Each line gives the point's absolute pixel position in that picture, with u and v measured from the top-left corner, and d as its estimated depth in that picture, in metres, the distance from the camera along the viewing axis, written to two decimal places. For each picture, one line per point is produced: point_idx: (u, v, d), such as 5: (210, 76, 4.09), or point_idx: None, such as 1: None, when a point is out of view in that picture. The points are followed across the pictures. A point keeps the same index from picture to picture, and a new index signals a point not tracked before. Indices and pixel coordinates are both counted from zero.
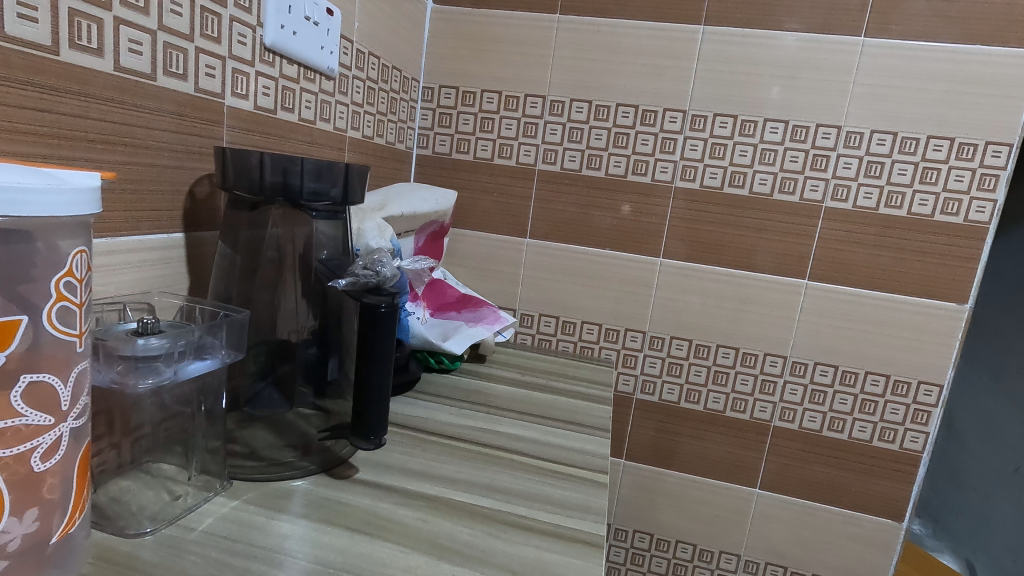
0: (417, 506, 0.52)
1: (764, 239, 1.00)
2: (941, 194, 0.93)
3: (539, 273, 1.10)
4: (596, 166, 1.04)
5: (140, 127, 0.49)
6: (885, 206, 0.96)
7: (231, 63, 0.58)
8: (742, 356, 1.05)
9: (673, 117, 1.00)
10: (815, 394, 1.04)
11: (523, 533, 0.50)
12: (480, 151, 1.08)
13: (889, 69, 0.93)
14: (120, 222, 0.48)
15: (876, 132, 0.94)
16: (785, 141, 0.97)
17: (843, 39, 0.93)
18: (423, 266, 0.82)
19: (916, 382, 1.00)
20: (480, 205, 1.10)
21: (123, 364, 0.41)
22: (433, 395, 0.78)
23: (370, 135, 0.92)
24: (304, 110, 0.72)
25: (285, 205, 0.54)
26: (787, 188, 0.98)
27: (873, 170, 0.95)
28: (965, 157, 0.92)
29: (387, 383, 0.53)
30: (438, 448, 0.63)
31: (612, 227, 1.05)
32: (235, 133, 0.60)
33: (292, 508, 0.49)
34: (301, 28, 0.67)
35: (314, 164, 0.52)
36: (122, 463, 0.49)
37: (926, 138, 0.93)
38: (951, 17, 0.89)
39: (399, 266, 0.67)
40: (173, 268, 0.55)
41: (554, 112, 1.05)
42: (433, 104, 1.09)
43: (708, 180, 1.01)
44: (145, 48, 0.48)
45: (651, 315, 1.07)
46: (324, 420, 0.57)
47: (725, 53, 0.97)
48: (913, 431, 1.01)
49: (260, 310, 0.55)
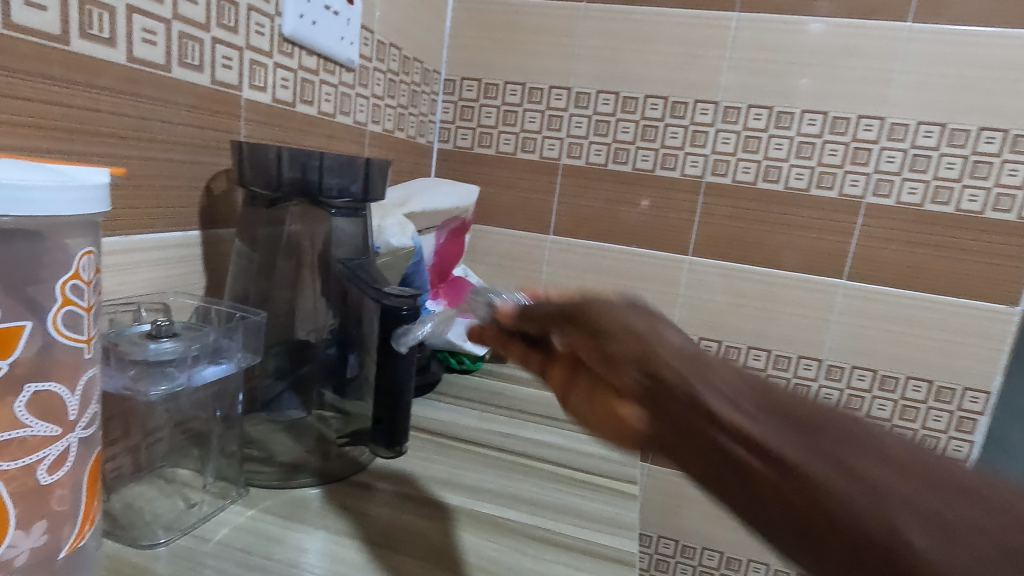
0: (439, 518, 0.50)
1: (799, 236, 0.95)
2: (992, 189, 0.88)
3: (561, 271, 1.07)
4: (623, 160, 1.00)
5: (153, 120, 0.47)
6: (930, 202, 0.90)
7: (249, 54, 0.56)
8: (775, 359, 1.00)
9: (704, 108, 0.96)
10: (852, 399, 0.99)
11: (551, 549, 0.47)
12: (503, 144, 1.05)
13: (939, 56, 0.87)
14: (133, 219, 0.46)
15: (923, 123, 0.89)
16: (824, 133, 0.92)
17: (889, 25, 0.88)
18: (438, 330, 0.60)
19: (961, 389, 0.94)
20: (503, 201, 1.07)
21: (135, 369, 0.39)
22: (454, 397, 0.76)
23: (391, 129, 0.90)
24: (324, 103, 0.70)
25: (304, 202, 0.51)
26: (825, 183, 0.93)
27: (918, 164, 0.90)
28: (1020, 150, 0.86)
29: (409, 387, 0.52)
30: (460, 455, 0.61)
31: (639, 223, 1.01)
32: (253, 127, 0.58)
33: (310, 519, 0.47)
34: (320, 17, 0.65)
35: (335, 159, 0.49)
36: (138, 468, 0.48)
37: (976, 130, 0.87)
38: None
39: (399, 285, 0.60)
40: (190, 266, 0.53)
41: (579, 104, 1.01)
42: (455, 97, 1.07)
43: (741, 174, 0.96)
44: (160, 38, 0.46)
45: (679, 315, 1.03)
46: (343, 423, 0.55)
47: (761, 41, 0.92)
48: (958, 440, 0.97)
49: (278, 310, 0.53)
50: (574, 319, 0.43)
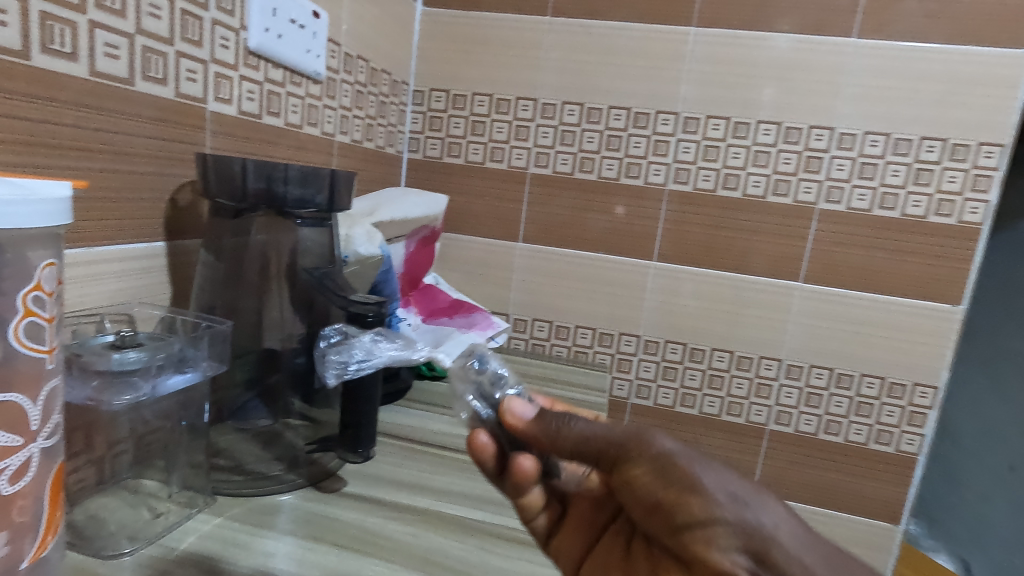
0: (407, 520, 0.51)
1: (758, 240, 0.99)
2: (935, 195, 0.93)
3: (531, 277, 1.09)
4: (589, 169, 1.03)
5: (117, 133, 0.47)
6: (879, 207, 0.95)
7: (213, 67, 0.57)
8: (737, 360, 1.04)
9: (666, 119, 1.00)
10: (811, 396, 1.02)
11: (515, 546, 0.49)
12: (472, 154, 1.07)
13: (882, 70, 0.92)
14: (96, 231, 0.46)
15: (870, 133, 0.94)
16: (778, 142, 0.97)
17: (836, 40, 0.92)
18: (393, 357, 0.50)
19: (911, 384, 0.99)
20: (472, 209, 1.09)
21: (99, 380, 0.39)
22: (424, 403, 0.77)
23: (359, 139, 0.91)
24: (291, 115, 0.71)
25: (269, 212, 0.52)
26: (780, 190, 0.97)
27: (866, 171, 0.95)
28: (958, 157, 0.92)
29: (376, 394, 0.52)
30: (428, 459, 0.62)
31: (606, 230, 1.04)
32: (218, 139, 0.59)
33: (278, 525, 0.48)
34: (285, 31, 0.66)
35: (299, 170, 0.50)
36: (101, 480, 0.47)
37: (919, 139, 0.92)
38: (944, 16, 0.89)
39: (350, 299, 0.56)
40: (154, 278, 0.53)
41: (546, 115, 1.04)
42: (424, 107, 1.08)
43: (701, 182, 1.00)
44: (122, 52, 0.46)
45: (646, 318, 1.06)
46: (312, 429, 0.56)
47: (718, 54, 0.96)
48: (910, 433, 1.00)
49: (245, 319, 0.54)
50: (650, 472, 0.39)
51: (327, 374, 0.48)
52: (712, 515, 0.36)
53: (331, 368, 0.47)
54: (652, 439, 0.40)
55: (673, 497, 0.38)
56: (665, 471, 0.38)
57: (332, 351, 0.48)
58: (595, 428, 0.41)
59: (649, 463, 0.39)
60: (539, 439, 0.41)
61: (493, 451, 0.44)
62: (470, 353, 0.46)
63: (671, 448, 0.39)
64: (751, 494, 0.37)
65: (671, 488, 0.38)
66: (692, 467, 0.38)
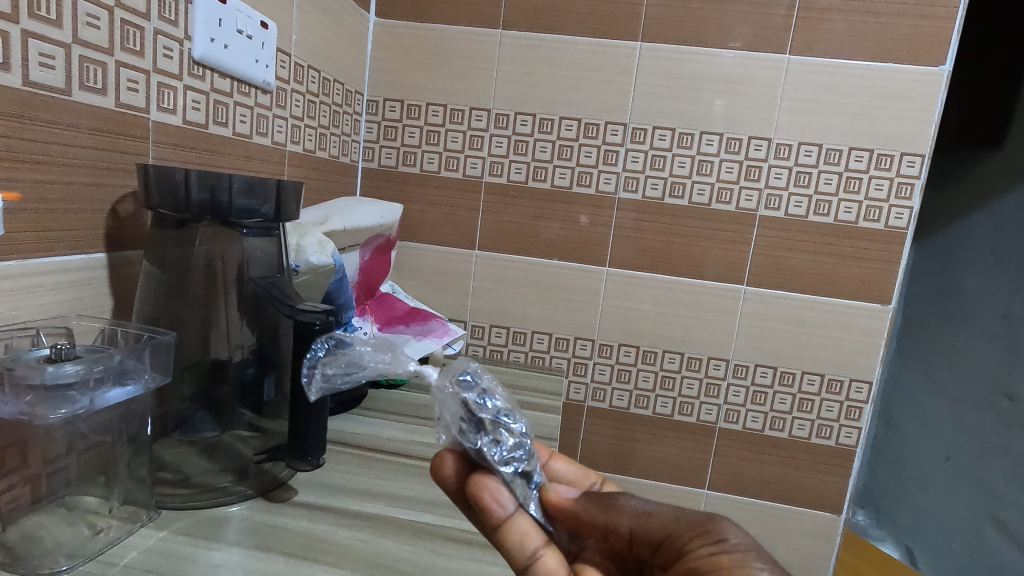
0: (357, 527, 0.51)
1: (705, 246, 1.04)
2: (864, 202, 0.99)
3: (488, 284, 1.10)
4: (542, 178, 1.06)
5: (53, 143, 0.46)
6: (814, 213, 1.00)
7: (156, 77, 0.57)
8: (688, 361, 1.08)
9: (615, 129, 1.03)
10: (757, 394, 1.07)
11: (464, 547, 0.50)
12: (427, 163, 1.08)
13: (813, 85, 0.98)
14: (31, 243, 0.46)
15: (803, 144, 0.99)
16: (720, 152, 1.01)
17: (770, 56, 0.98)
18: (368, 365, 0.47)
19: (848, 380, 1.04)
20: (428, 218, 1.10)
21: (33, 395, 0.38)
22: (380, 411, 0.78)
23: (312, 148, 0.91)
24: (239, 124, 0.71)
25: (214, 224, 0.52)
26: (723, 198, 1.02)
27: (802, 180, 1.00)
28: (884, 167, 0.98)
29: (325, 402, 0.54)
30: (381, 466, 0.63)
31: (559, 238, 1.07)
32: (162, 149, 0.58)
33: (225, 536, 0.48)
34: (232, 41, 0.66)
35: (244, 181, 0.51)
36: (36, 498, 0.45)
37: (847, 149, 0.99)
38: (867, 35, 0.95)
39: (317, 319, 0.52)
40: (95, 290, 0.53)
41: (499, 125, 1.06)
42: (378, 117, 1.09)
43: (650, 191, 1.04)
44: (58, 62, 0.46)
45: (600, 323, 1.09)
46: (262, 440, 0.56)
47: (662, 68, 1.01)
48: (848, 427, 1.06)
49: (190, 331, 0.53)
50: (703, 566, 0.38)
51: (311, 388, 0.46)
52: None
53: (319, 378, 0.46)
54: (716, 534, 0.39)
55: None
56: (717, 570, 0.37)
57: (322, 363, 0.47)
58: (654, 514, 0.41)
59: (704, 558, 0.38)
60: (588, 514, 0.42)
61: (498, 492, 0.41)
62: (457, 376, 0.43)
63: (738, 547, 0.38)
64: None
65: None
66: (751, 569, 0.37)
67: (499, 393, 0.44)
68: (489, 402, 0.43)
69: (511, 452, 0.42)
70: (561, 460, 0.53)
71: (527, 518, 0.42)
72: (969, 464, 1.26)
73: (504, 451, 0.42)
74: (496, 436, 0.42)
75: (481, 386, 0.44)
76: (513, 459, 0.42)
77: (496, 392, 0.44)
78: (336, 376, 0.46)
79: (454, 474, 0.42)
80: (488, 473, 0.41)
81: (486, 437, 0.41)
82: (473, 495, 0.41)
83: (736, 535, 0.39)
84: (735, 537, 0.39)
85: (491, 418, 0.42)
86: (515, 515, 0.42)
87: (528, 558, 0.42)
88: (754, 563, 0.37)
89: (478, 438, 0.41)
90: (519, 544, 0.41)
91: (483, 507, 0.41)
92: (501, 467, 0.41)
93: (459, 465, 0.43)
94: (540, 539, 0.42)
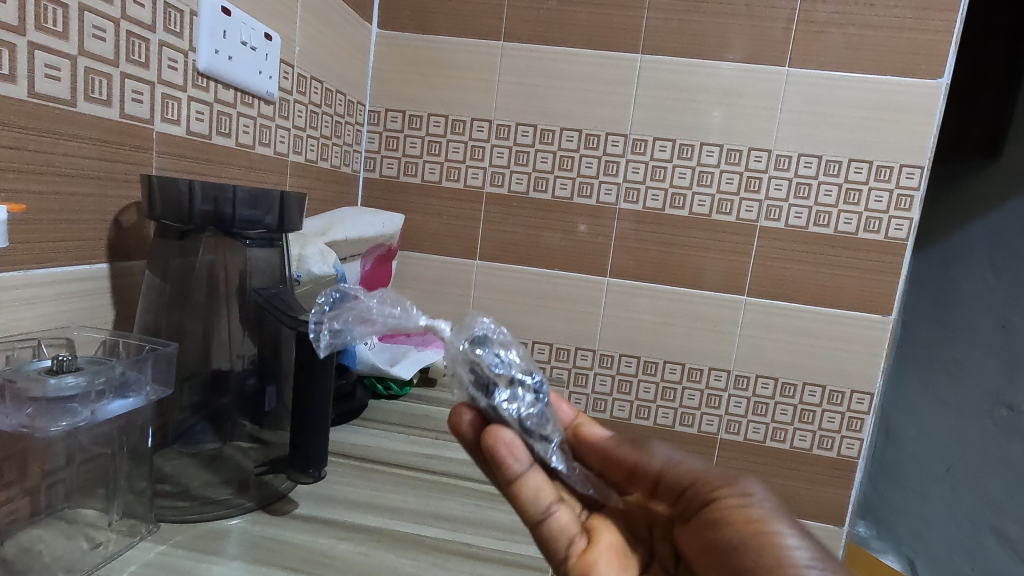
0: (359, 540, 0.51)
1: (706, 256, 1.04)
2: (864, 213, 0.99)
3: (488, 294, 1.10)
4: (543, 189, 1.06)
5: (57, 154, 0.47)
6: (814, 224, 1.01)
7: (160, 88, 0.57)
8: (689, 371, 1.07)
9: (615, 140, 1.04)
10: (758, 405, 1.07)
11: (467, 561, 0.50)
12: (428, 173, 1.09)
13: (812, 97, 0.98)
14: (34, 253, 0.46)
15: (803, 155, 1.00)
16: (721, 163, 1.02)
17: (770, 68, 0.99)
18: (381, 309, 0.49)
19: (850, 391, 1.04)
20: (429, 228, 1.10)
21: (34, 407, 0.38)
22: (380, 422, 0.77)
23: (314, 159, 0.91)
24: (242, 135, 0.71)
25: (217, 233, 0.52)
26: (724, 209, 1.02)
27: (801, 191, 1.01)
28: (883, 178, 0.99)
29: (327, 414, 0.53)
30: (382, 478, 0.63)
31: (560, 248, 1.07)
32: (165, 160, 0.59)
33: (226, 550, 0.48)
34: (236, 52, 0.67)
35: (247, 192, 0.51)
36: (35, 511, 0.45)
37: (847, 161, 0.99)
38: (866, 48, 0.96)
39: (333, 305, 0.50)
40: (97, 301, 0.52)
41: (500, 136, 1.06)
42: (380, 128, 1.09)
43: (650, 202, 1.04)
44: (64, 73, 0.46)
45: (601, 333, 1.08)
46: (262, 452, 0.55)
47: (662, 80, 1.01)
48: (849, 438, 1.06)
49: (191, 342, 0.53)
50: (727, 513, 0.42)
51: (320, 342, 0.48)
52: (783, 560, 0.39)
53: (326, 332, 0.48)
54: (741, 487, 0.43)
55: (747, 542, 0.41)
56: (742, 517, 0.42)
57: (329, 316, 0.49)
58: (683, 462, 0.46)
59: (730, 507, 0.42)
60: (621, 456, 0.48)
61: (512, 446, 0.42)
62: (469, 332, 0.45)
63: (761, 500, 0.42)
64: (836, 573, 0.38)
65: (751, 534, 0.41)
66: (775, 520, 0.41)
67: (514, 353, 0.46)
68: (505, 362, 0.44)
69: (526, 412, 0.44)
70: (592, 419, 0.52)
71: (540, 474, 0.43)
72: (971, 475, 1.26)
73: (520, 410, 0.43)
74: (511, 394, 0.44)
75: (495, 345, 0.45)
76: (525, 418, 0.44)
77: (510, 351, 0.46)
78: (344, 331, 0.49)
79: (472, 425, 0.44)
80: (508, 430, 0.42)
81: (500, 393, 0.43)
82: (491, 447, 0.42)
83: (759, 489, 0.43)
84: (758, 491, 0.43)
85: (507, 378, 0.44)
86: (529, 471, 0.43)
87: (542, 513, 0.43)
88: (776, 515, 0.41)
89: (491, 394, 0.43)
90: (534, 499, 0.43)
91: (499, 461, 0.42)
92: (514, 421, 0.43)
93: (476, 420, 0.44)
94: (553, 496, 0.43)
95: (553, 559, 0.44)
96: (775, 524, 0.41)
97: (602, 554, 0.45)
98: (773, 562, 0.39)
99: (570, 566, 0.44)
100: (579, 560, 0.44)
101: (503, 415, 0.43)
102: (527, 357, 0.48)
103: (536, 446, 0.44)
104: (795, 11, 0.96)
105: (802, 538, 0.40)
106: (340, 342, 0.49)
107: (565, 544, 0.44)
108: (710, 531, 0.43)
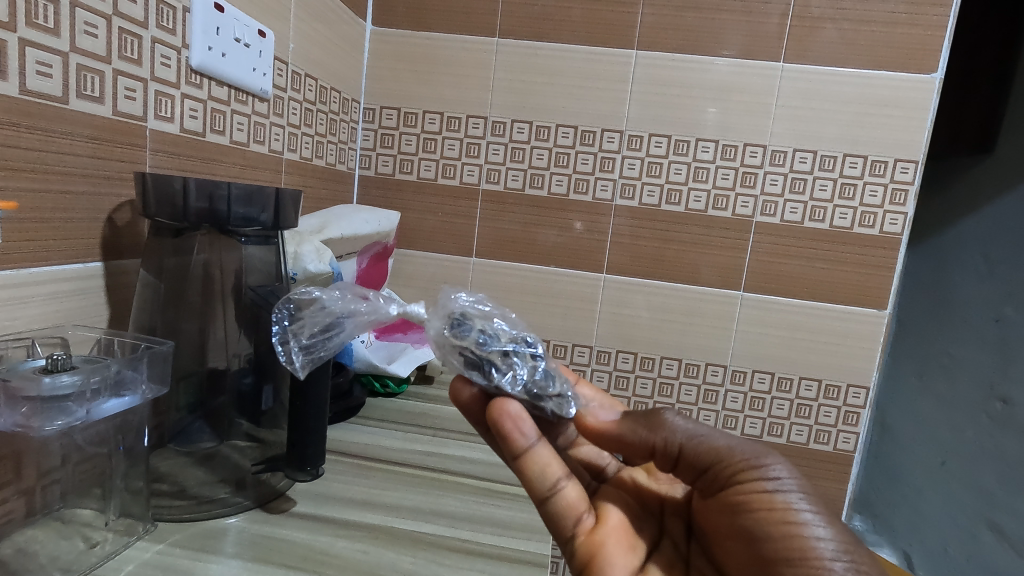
0: (356, 537, 0.51)
1: (703, 252, 1.04)
2: (859, 208, 1.00)
3: (484, 291, 1.10)
4: (539, 185, 1.06)
5: (49, 152, 0.46)
6: (809, 219, 1.01)
7: (153, 85, 0.56)
8: (685, 367, 1.08)
9: (610, 137, 1.04)
10: (755, 401, 1.07)
11: (466, 556, 0.50)
12: (424, 171, 1.08)
13: (808, 92, 0.99)
14: (27, 252, 0.45)
15: (798, 150, 1.00)
16: (716, 159, 1.02)
17: (765, 64, 0.99)
18: (355, 301, 0.48)
19: (845, 385, 1.05)
20: (424, 225, 1.10)
21: (27, 406, 0.37)
22: (377, 420, 0.77)
23: (308, 156, 0.91)
24: (237, 132, 0.71)
25: (211, 231, 0.51)
26: (719, 205, 1.03)
27: (797, 187, 1.01)
28: (878, 173, 0.99)
29: (325, 412, 0.53)
30: (380, 475, 0.63)
31: (556, 244, 1.07)
32: (159, 157, 0.58)
33: (223, 548, 0.48)
34: (231, 49, 0.66)
35: (242, 189, 0.50)
36: (30, 512, 0.44)
37: (842, 156, 0.99)
38: (860, 44, 0.96)
39: (303, 314, 0.48)
40: (92, 300, 0.52)
41: (496, 132, 1.06)
42: (376, 124, 1.09)
43: (646, 198, 1.04)
44: (56, 70, 0.46)
45: (597, 330, 1.09)
46: (260, 450, 0.56)
47: (658, 76, 1.01)
48: (846, 432, 1.06)
49: (186, 340, 0.52)
50: (755, 503, 0.43)
51: (295, 364, 0.47)
52: (808, 553, 0.40)
53: (296, 351, 0.47)
54: (768, 469, 0.43)
55: (771, 531, 0.42)
56: (768, 505, 0.42)
57: (292, 333, 0.47)
58: (708, 440, 0.44)
59: (756, 493, 0.43)
60: (633, 433, 0.45)
61: (519, 419, 0.42)
62: (447, 314, 0.46)
63: (786, 487, 0.43)
64: (854, 559, 0.41)
65: (775, 524, 0.42)
66: (801, 509, 0.42)
67: (497, 324, 0.47)
68: (492, 337, 0.45)
69: (531, 378, 0.44)
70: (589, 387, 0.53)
71: (548, 448, 0.42)
72: (964, 467, 1.26)
73: (523, 377, 0.44)
74: (508, 367, 0.44)
75: (475, 322, 0.46)
76: (534, 385, 0.44)
77: (493, 324, 0.46)
78: (314, 344, 0.47)
79: (473, 399, 0.44)
80: (514, 403, 0.42)
81: (499, 370, 0.43)
82: (497, 422, 0.42)
83: (785, 472, 0.43)
84: (784, 474, 0.43)
85: (500, 352, 0.44)
86: (537, 446, 0.42)
87: (549, 490, 0.43)
88: (802, 506, 0.42)
89: (490, 372, 0.43)
90: (542, 474, 0.42)
91: (506, 435, 0.42)
92: (523, 392, 0.44)
93: (478, 394, 0.44)
94: (560, 471, 0.43)
95: (559, 536, 0.44)
96: (800, 513, 0.42)
97: (611, 528, 0.46)
98: (797, 554, 0.41)
99: (577, 544, 0.44)
100: (587, 539, 0.44)
101: (507, 390, 0.43)
102: (515, 326, 0.48)
103: (548, 406, 0.44)
104: (788, 6, 0.97)
105: (829, 530, 0.41)
106: (313, 358, 0.48)
107: (574, 521, 0.44)
108: (733, 514, 0.44)
